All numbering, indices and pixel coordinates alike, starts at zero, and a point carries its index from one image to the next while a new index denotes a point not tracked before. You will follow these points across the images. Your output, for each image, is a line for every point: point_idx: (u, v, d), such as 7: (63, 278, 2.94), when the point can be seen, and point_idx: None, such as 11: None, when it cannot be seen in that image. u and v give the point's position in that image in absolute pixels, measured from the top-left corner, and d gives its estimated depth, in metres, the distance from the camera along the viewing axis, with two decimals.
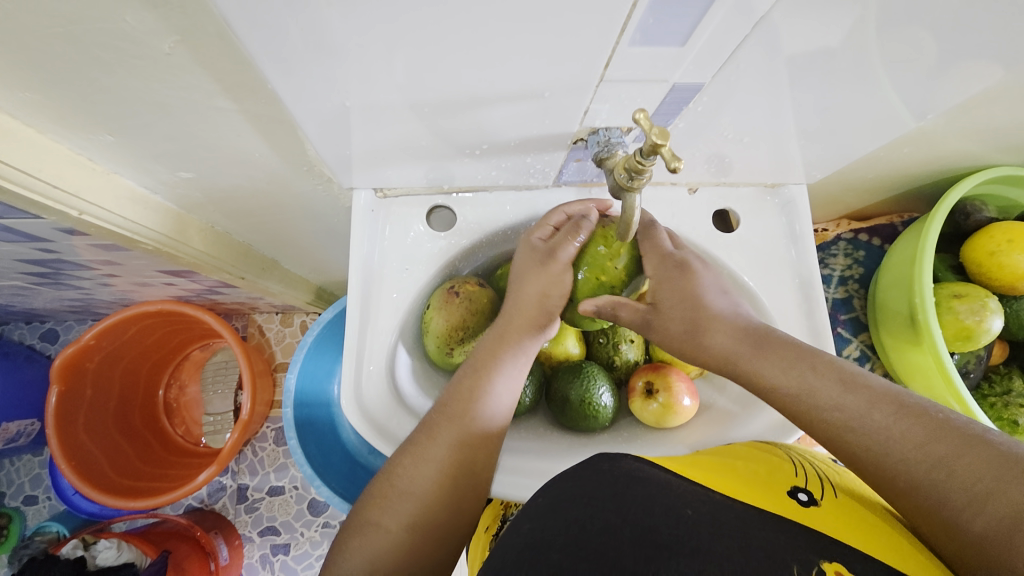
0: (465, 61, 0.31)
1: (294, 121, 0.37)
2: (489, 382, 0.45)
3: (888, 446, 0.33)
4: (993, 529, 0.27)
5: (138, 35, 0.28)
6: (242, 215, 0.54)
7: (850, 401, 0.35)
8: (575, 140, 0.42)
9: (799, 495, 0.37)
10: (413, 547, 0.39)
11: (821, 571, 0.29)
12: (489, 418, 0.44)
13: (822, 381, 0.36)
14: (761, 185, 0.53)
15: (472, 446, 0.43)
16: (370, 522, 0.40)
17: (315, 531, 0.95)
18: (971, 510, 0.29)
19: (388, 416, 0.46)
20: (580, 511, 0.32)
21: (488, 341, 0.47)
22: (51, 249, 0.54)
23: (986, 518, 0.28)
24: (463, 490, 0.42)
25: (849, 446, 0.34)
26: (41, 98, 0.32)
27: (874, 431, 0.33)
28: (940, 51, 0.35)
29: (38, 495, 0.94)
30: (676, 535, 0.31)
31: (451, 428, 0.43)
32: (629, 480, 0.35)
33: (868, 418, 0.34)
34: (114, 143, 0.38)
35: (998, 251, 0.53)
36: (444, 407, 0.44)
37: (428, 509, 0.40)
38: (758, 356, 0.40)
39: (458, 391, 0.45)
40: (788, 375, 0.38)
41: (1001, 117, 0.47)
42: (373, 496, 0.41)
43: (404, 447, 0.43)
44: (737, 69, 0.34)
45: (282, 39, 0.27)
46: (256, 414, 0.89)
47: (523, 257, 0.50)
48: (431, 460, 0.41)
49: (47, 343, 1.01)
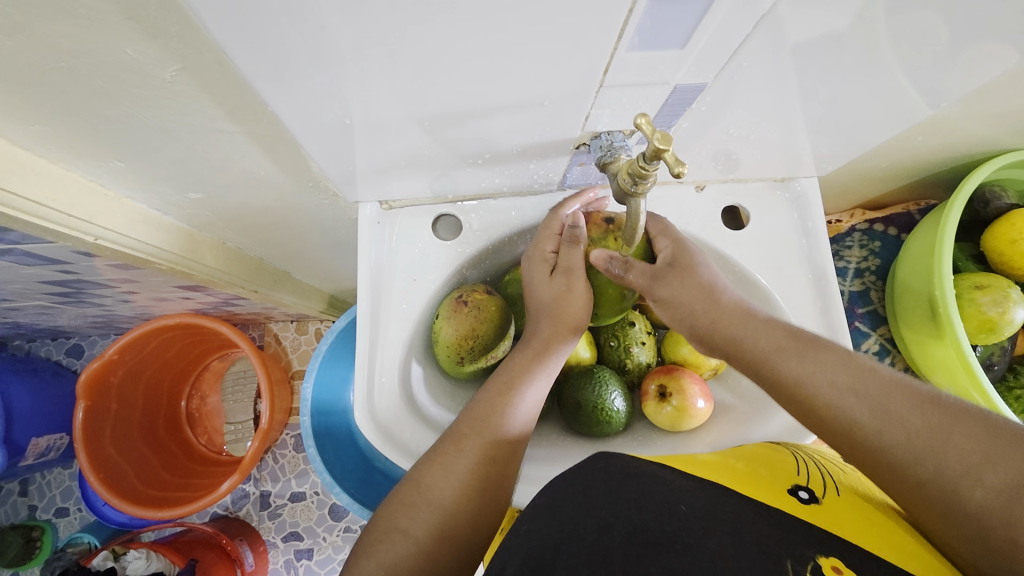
0: (462, 73, 0.31)
1: (296, 140, 0.37)
2: (520, 389, 0.45)
3: (895, 418, 0.34)
4: (1013, 487, 0.29)
5: (140, 66, 0.28)
6: (252, 231, 0.54)
7: (852, 377, 0.37)
8: (577, 145, 0.41)
9: (800, 493, 0.38)
10: (437, 556, 0.38)
11: (816, 565, 0.30)
12: (515, 428, 0.45)
13: (821, 360, 0.38)
14: (770, 180, 0.52)
15: (500, 453, 0.43)
16: (397, 529, 0.39)
17: (337, 535, 0.96)
18: (987, 470, 0.30)
19: (402, 428, 0.46)
20: (575, 509, 0.33)
21: (517, 357, 0.47)
22: (70, 270, 0.56)
23: (1004, 476, 0.29)
24: (493, 504, 0.42)
25: (857, 417, 0.35)
26: (50, 129, 0.33)
27: (883, 406, 0.35)
28: (954, 36, 0.33)
29: (69, 507, 0.97)
30: (667, 533, 0.31)
31: (483, 438, 0.43)
32: (623, 477, 0.36)
33: (868, 392, 0.35)
34: (124, 169, 0.38)
35: (1020, 239, 0.51)
36: (471, 415, 0.44)
37: (455, 518, 0.40)
38: (779, 351, 0.40)
39: (485, 400, 0.45)
40: (802, 367, 0.38)
41: (1020, 100, 0.45)
42: (398, 503, 0.40)
43: (430, 455, 0.43)
44: (741, 64, 0.33)
45: (278, 62, 0.28)
46: (275, 422, 0.91)
47: (531, 264, 0.49)
48: (461, 463, 0.42)
49: (72, 358, 1.04)
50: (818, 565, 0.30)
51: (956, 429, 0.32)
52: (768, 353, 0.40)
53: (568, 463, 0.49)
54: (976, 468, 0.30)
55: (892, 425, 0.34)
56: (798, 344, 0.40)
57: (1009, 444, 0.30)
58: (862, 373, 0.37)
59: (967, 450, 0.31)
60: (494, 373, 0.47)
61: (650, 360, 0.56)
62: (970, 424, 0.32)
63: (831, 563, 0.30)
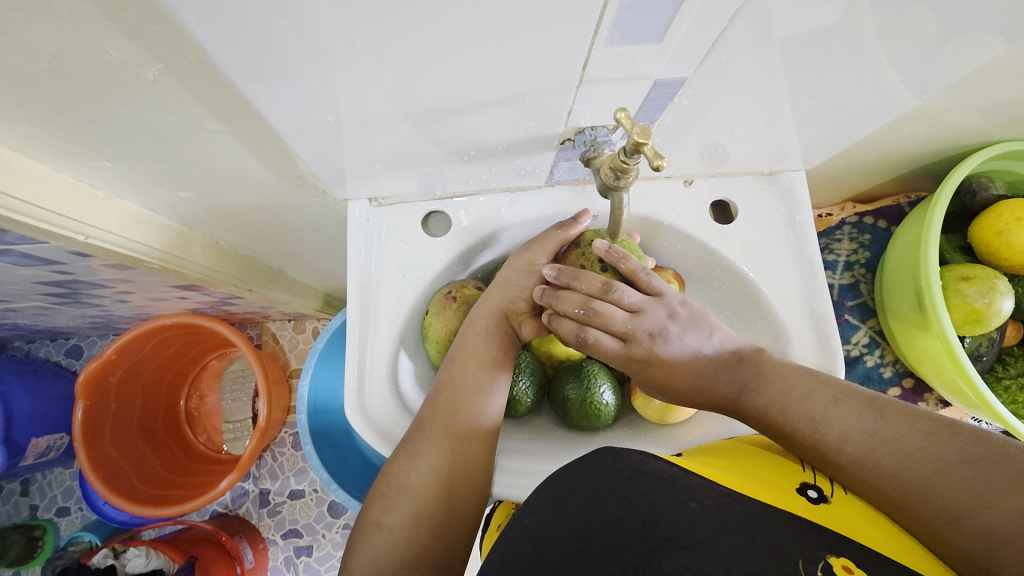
0: (443, 70, 0.31)
1: (283, 138, 0.37)
2: (471, 387, 0.45)
3: (886, 463, 0.35)
4: (989, 534, 0.29)
5: (123, 66, 0.29)
6: (245, 230, 0.55)
7: (842, 420, 0.37)
8: (562, 140, 0.41)
9: (809, 492, 0.37)
10: (417, 549, 0.39)
11: (828, 564, 0.30)
12: (472, 416, 0.44)
13: (810, 403, 0.39)
14: (758, 173, 0.53)
15: (461, 442, 0.43)
16: (373, 522, 0.40)
17: (336, 533, 0.97)
18: (968, 517, 0.30)
19: (393, 423, 0.47)
20: (583, 503, 0.33)
21: (463, 345, 0.47)
22: (66, 271, 0.56)
23: (983, 523, 0.29)
24: (466, 485, 0.43)
25: (848, 464, 0.36)
26: (38, 130, 0.33)
27: (871, 450, 0.35)
28: (934, 27, 0.34)
29: (70, 506, 0.98)
30: (679, 528, 0.32)
31: (446, 427, 0.43)
32: (634, 473, 0.35)
33: (857, 437, 0.36)
34: (113, 169, 0.39)
35: (1007, 230, 0.51)
36: (431, 408, 0.45)
37: (431, 508, 0.41)
38: (757, 377, 0.42)
39: (446, 389, 0.46)
40: (784, 396, 0.40)
41: (1006, 91, 0.45)
42: (377, 496, 0.42)
43: (400, 446, 0.44)
44: (721, 58, 0.33)
45: (261, 61, 0.28)
46: (273, 420, 0.91)
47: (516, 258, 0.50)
48: (426, 453, 0.42)
49: (72, 358, 1.04)
50: (829, 564, 0.30)
51: (941, 473, 0.32)
52: (755, 395, 0.41)
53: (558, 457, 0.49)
54: (959, 514, 0.31)
55: (883, 472, 0.35)
56: (786, 382, 0.41)
57: (992, 489, 0.30)
58: (850, 414, 0.37)
59: (951, 496, 0.31)
60: (449, 355, 0.48)
61: None
62: (959, 467, 0.32)
63: (841, 562, 0.30)
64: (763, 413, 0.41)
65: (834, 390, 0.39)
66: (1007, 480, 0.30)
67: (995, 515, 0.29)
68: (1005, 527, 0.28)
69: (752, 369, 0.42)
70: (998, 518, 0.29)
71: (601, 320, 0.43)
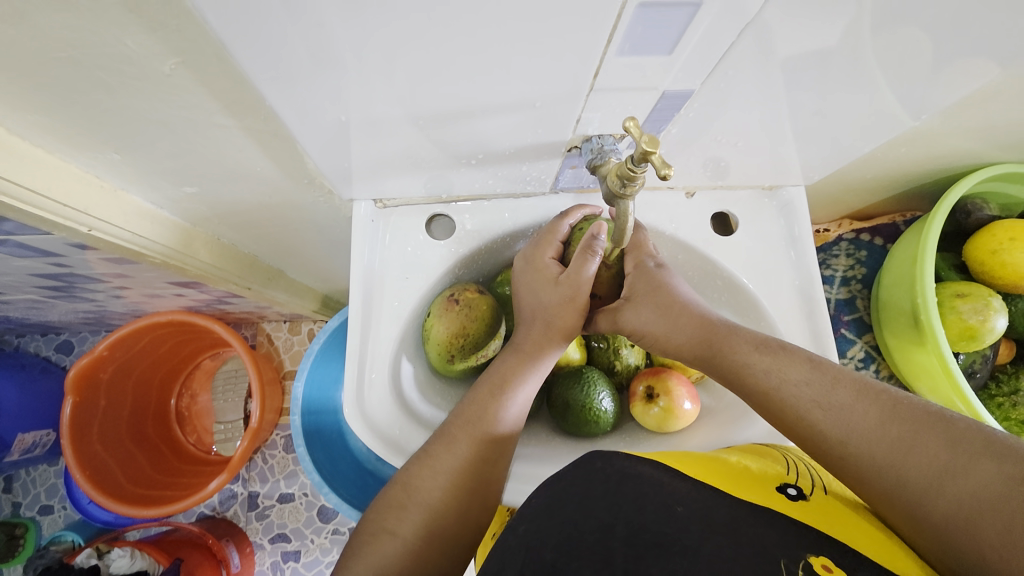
0: (457, 73, 0.32)
1: (293, 136, 0.38)
2: (510, 388, 0.46)
3: (862, 426, 0.34)
4: (971, 499, 0.29)
5: (139, 58, 0.29)
6: (247, 227, 0.55)
7: (820, 383, 0.37)
8: (569, 148, 0.42)
9: (788, 490, 0.38)
10: (424, 558, 0.39)
11: (808, 565, 0.30)
12: (507, 428, 0.45)
13: (791, 364, 0.39)
14: (759, 187, 0.53)
15: (490, 450, 0.43)
16: (385, 531, 0.39)
17: (325, 538, 0.96)
18: (948, 481, 0.30)
19: (393, 425, 0.47)
20: (575, 510, 0.33)
21: (507, 365, 0.47)
22: (63, 263, 0.56)
23: (964, 488, 0.29)
24: (480, 501, 0.42)
25: (827, 425, 0.36)
26: (47, 119, 0.33)
27: (849, 412, 0.35)
28: (934, 49, 0.35)
29: (53, 505, 0.96)
30: (667, 534, 0.32)
31: (475, 438, 0.43)
32: (622, 477, 0.36)
33: (836, 398, 0.36)
34: (121, 161, 0.39)
35: (1000, 249, 0.52)
36: (461, 416, 0.44)
37: (444, 518, 0.41)
38: (732, 347, 0.42)
39: (479, 402, 0.45)
40: (759, 362, 0.40)
41: (1001, 114, 0.46)
42: (387, 505, 0.41)
43: (418, 456, 0.43)
44: (728, 72, 0.34)
45: (278, 60, 0.28)
46: (265, 422, 0.90)
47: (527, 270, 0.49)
48: (448, 463, 0.42)
49: (62, 354, 1.03)
50: (809, 564, 0.30)
51: (919, 437, 0.32)
52: (739, 356, 0.41)
53: (556, 462, 0.49)
54: (938, 478, 0.30)
55: (860, 435, 0.34)
56: (768, 347, 0.41)
57: (970, 452, 0.30)
58: (821, 380, 0.37)
59: (929, 460, 0.31)
60: (484, 376, 0.47)
61: (639, 362, 0.57)
62: (935, 431, 0.32)
63: (821, 561, 0.31)
64: (741, 383, 0.41)
65: (811, 358, 0.39)
66: (984, 442, 0.30)
67: (975, 478, 0.29)
68: (988, 491, 0.28)
69: (732, 335, 0.43)
70: (978, 482, 0.29)
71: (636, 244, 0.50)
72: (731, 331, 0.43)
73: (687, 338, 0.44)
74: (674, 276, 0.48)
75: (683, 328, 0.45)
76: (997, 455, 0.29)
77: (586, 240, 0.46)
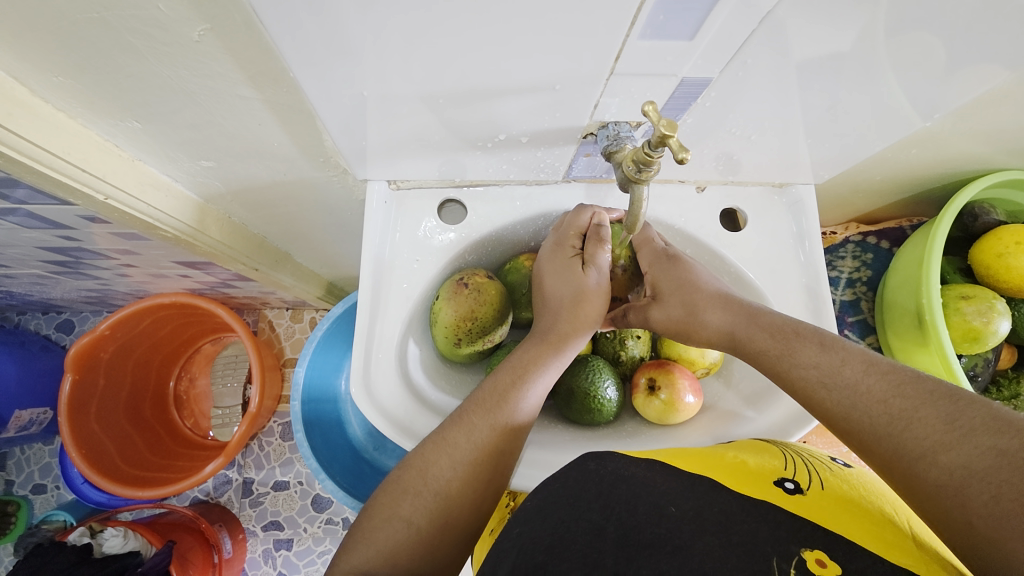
0: (481, 53, 0.32)
1: (312, 110, 0.38)
2: (522, 360, 0.46)
3: (866, 400, 0.35)
4: (962, 470, 0.29)
5: (169, 23, 0.29)
6: (259, 207, 0.55)
7: (832, 361, 0.38)
8: (585, 134, 0.43)
9: (786, 485, 0.38)
10: (432, 542, 0.38)
11: (801, 560, 0.30)
12: (522, 420, 0.44)
13: (803, 347, 0.40)
14: (769, 185, 0.54)
15: (508, 442, 0.43)
16: (398, 517, 0.38)
17: (318, 527, 0.95)
18: (941, 453, 0.30)
19: (412, 419, 0.46)
20: (567, 512, 0.33)
21: (527, 344, 0.48)
22: (72, 237, 0.56)
23: (956, 459, 0.29)
24: (494, 488, 0.42)
25: (834, 400, 0.36)
26: (72, 82, 0.33)
27: (855, 388, 0.36)
28: (946, 54, 0.35)
29: (47, 484, 0.96)
30: (658, 535, 0.32)
31: (486, 414, 0.43)
32: (615, 479, 0.36)
33: (844, 375, 0.37)
34: (140, 131, 0.39)
35: (1006, 253, 0.53)
36: (476, 398, 0.44)
37: (453, 502, 0.40)
38: (752, 323, 0.43)
39: (507, 371, 0.46)
40: (773, 341, 0.41)
41: (1011, 118, 0.47)
42: (396, 490, 0.40)
43: (427, 439, 0.42)
44: (745, 65, 0.35)
45: (312, 31, 0.29)
46: (264, 408, 0.90)
47: (548, 258, 0.51)
48: (461, 448, 0.41)
49: (63, 333, 1.03)
50: (803, 560, 0.30)
51: (919, 412, 0.32)
52: (756, 340, 0.42)
53: (560, 449, 0.49)
54: (932, 449, 0.31)
55: (863, 409, 0.35)
56: (785, 329, 0.42)
57: (968, 427, 0.30)
58: (835, 357, 0.38)
59: (924, 432, 0.31)
60: (502, 363, 0.47)
61: (644, 354, 0.58)
62: (938, 404, 0.32)
63: (815, 556, 0.30)
64: (756, 360, 0.42)
65: (825, 336, 0.40)
66: (985, 417, 0.30)
67: (969, 452, 0.29)
68: (980, 464, 0.28)
69: (758, 313, 0.44)
70: (971, 455, 0.29)
71: (643, 242, 0.51)
72: (753, 312, 0.44)
73: (719, 319, 0.45)
74: (692, 263, 0.49)
75: (709, 322, 0.45)
76: (994, 431, 0.29)
77: (593, 229, 0.49)
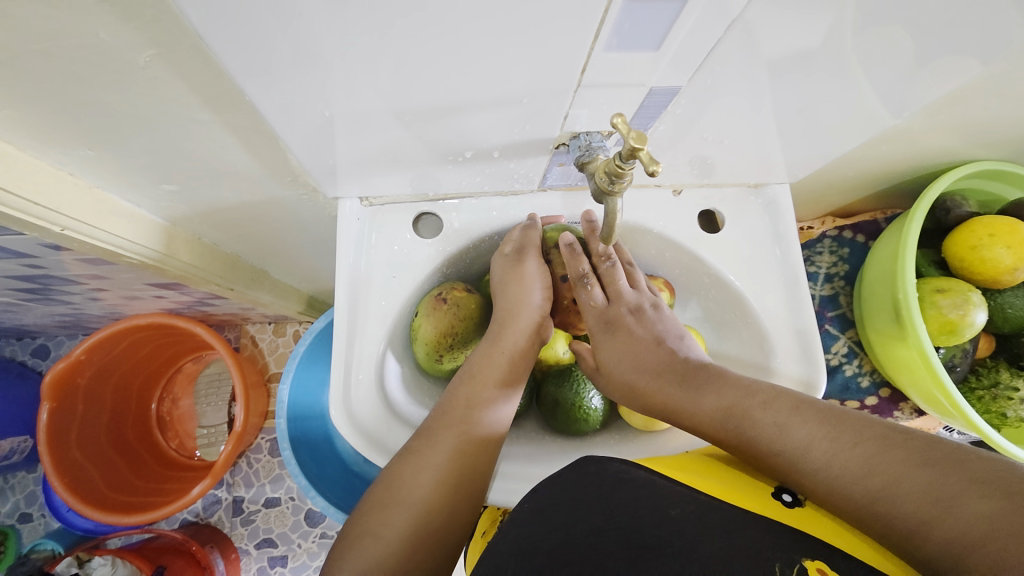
0: (446, 70, 0.31)
1: (274, 131, 0.37)
2: (480, 372, 0.46)
3: (847, 472, 0.35)
4: (958, 541, 0.28)
5: (115, 50, 0.28)
6: (229, 227, 0.53)
7: (804, 431, 0.38)
8: (557, 145, 0.42)
9: (782, 496, 0.37)
10: (409, 560, 0.38)
11: (803, 568, 0.29)
12: (491, 427, 0.45)
13: (772, 412, 0.40)
14: (745, 185, 0.54)
15: (475, 449, 0.43)
16: (369, 531, 0.38)
17: (312, 542, 0.94)
18: (934, 525, 0.30)
19: (379, 425, 0.46)
20: (568, 515, 0.33)
21: (487, 355, 0.47)
22: (37, 265, 0.54)
23: (950, 531, 0.29)
24: (468, 499, 0.42)
25: (813, 471, 0.36)
26: (17, 113, 0.32)
27: (832, 458, 0.35)
28: (914, 51, 0.35)
29: (32, 512, 0.93)
30: (660, 537, 0.31)
31: (455, 432, 0.43)
32: (616, 481, 0.36)
33: (819, 445, 0.37)
34: (96, 157, 0.38)
35: (980, 245, 0.53)
36: (441, 411, 0.44)
37: (427, 516, 0.40)
38: (720, 387, 0.43)
39: (464, 382, 0.46)
40: (744, 404, 0.41)
41: (979, 111, 0.47)
42: (372, 504, 0.40)
43: (401, 454, 0.42)
44: (715, 69, 0.34)
45: (269, 53, 0.28)
46: (250, 425, 0.89)
47: (498, 267, 0.52)
48: (431, 459, 0.41)
49: (38, 359, 1.00)
50: (805, 568, 0.29)
51: (903, 476, 0.32)
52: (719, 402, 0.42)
53: (548, 460, 0.49)
54: (923, 522, 0.30)
55: (844, 475, 0.35)
56: (753, 395, 0.42)
57: (953, 494, 0.30)
58: (806, 423, 0.38)
59: (913, 497, 0.31)
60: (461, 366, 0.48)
61: None
62: (920, 467, 0.32)
63: (817, 565, 0.29)
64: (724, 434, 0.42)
65: (796, 401, 0.40)
66: (969, 481, 0.30)
67: (961, 522, 0.29)
68: (973, 533, 0.28)
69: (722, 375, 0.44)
70: (962, 524, 0.29)
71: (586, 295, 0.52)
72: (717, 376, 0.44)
73: (666, 387, 0.45)
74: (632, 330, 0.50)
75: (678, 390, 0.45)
76: (980, 495, 0.29)
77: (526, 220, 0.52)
